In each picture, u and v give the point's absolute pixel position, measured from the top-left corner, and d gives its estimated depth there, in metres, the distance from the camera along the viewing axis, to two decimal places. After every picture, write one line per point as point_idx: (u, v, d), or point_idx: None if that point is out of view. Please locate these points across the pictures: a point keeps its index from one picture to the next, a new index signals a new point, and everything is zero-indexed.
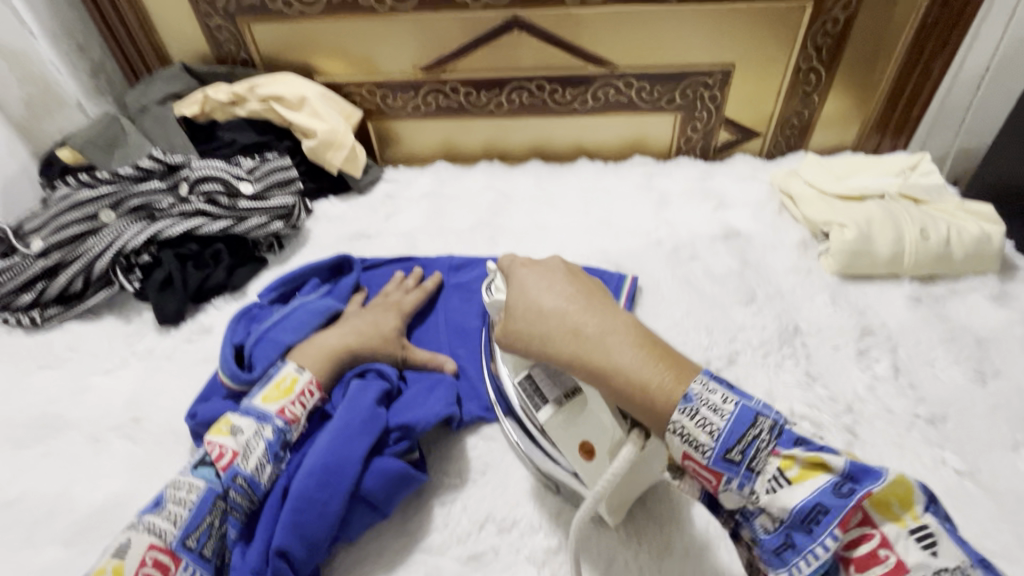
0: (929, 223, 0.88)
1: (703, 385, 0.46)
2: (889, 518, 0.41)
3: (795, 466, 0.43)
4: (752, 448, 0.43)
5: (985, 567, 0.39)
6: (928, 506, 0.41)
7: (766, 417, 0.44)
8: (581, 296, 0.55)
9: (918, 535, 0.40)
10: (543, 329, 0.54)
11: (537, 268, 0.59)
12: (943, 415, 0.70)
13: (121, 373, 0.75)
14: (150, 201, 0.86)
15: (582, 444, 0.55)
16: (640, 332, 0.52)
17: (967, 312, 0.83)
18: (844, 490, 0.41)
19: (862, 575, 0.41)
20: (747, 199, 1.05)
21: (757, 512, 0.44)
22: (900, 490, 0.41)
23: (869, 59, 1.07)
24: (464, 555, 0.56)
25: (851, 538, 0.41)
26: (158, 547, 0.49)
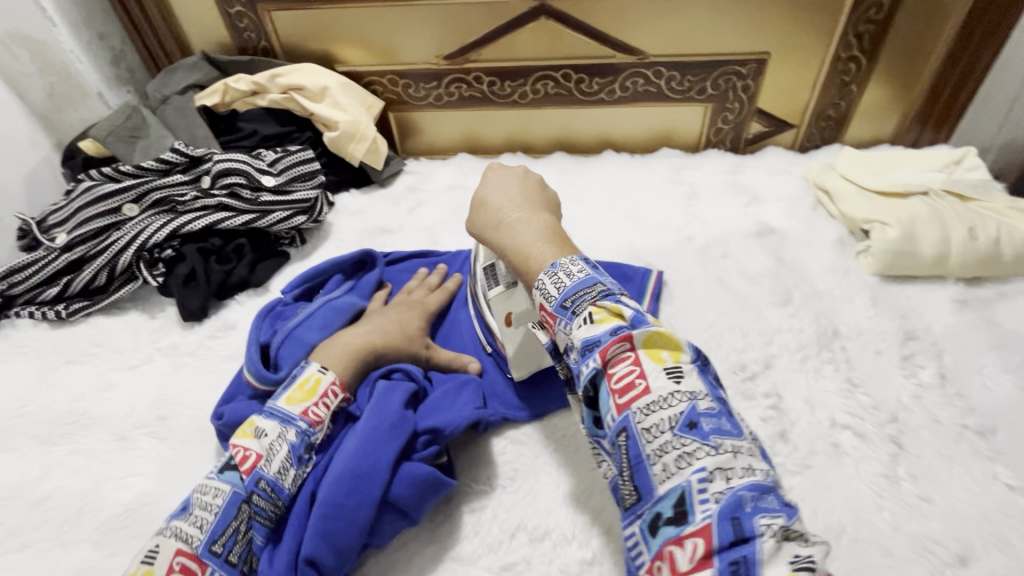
0: (977, 222, 0.84)
1: (569, 260, 0.51)
2: (654, 357, 0.42)
3: (604, 312, 0.45)
4: (579, 298, 0.47)
5: (720, 403, 0.42)
6: (694, 361, 0.43)
7: (604, 285, 0.48)
8: (520, 197, 0.63)
9: (670, 371, 0.42)
10: (478, 218, 0.63)
11: (499, 171, 0.67)
12: (993, 426, 0.66)
13: (147, 370, 0.75)
14: (173, 194, 0.85)
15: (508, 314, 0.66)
16: (550, 228, 0.58)
17: (1017, 316, 0.79)
18: (622, 331, 0.43)
19: (621, 400, 0.42)
20: (780, 194, 1.01)
21: (571, 347, 0.46)
22: (670, 342, 0.43)
23: (913, 47, 1.01)
24: (496, 565, 0.55)
25: (616, 364, 0.43)
26: (185, 552, 0.47)
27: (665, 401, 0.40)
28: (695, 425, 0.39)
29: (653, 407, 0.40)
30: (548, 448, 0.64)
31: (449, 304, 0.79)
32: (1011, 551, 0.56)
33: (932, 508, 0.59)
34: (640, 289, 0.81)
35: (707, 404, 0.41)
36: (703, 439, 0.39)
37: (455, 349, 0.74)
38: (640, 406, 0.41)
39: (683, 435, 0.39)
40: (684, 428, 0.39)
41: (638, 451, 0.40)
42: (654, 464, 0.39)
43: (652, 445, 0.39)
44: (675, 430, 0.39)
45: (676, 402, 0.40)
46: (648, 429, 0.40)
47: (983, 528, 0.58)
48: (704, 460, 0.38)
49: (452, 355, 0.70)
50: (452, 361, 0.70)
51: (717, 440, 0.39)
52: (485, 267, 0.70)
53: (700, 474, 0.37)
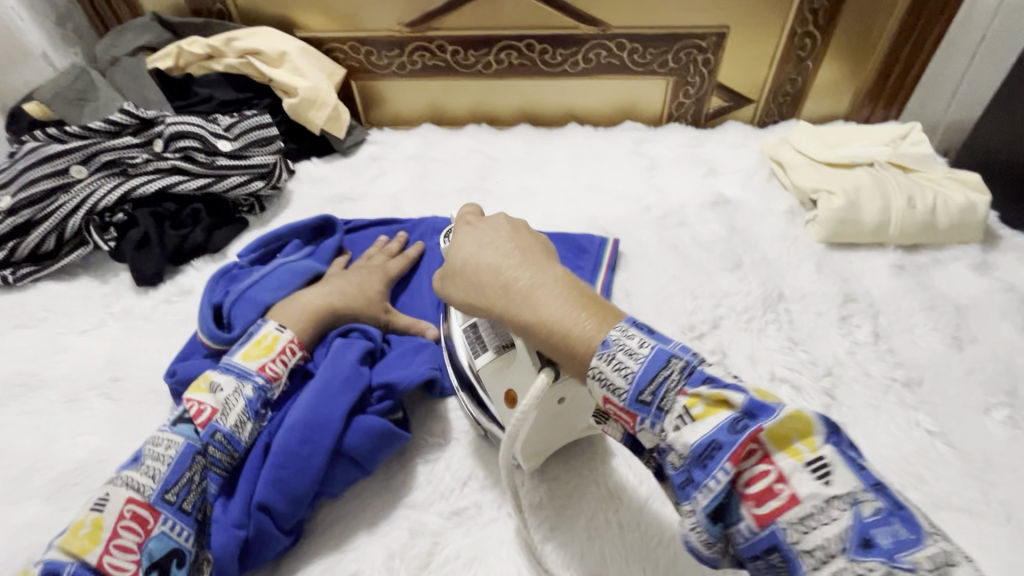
0: (916, 192, 0.88)
1: (621, 330, 0.42)
2: (790, 453, 0.36)
3: (702, 402, 0.38)
4: (661, 387, 0.40)
5: (883, 495, 0.34)
6: (829, 439, 0.36)
7: (680, 359, 0.40)
8: (517, 249, 0.51)
9: (813, 468, 0.35)
10: (478, 288, 0.51)
11: (478, 227, 0.56)
12: (919, 378, 0.71)
13: (99, 333, 0.74)
14: (123, 156, 0.83)
15: (507, 392, 0.55)
16: (572, 283, 0.47)
17: (948, 280, 0.84)
18: (744, 425, 0.36)
19: (760, 510, 0.35)
20: (737, 166, 1.04)
21: (668, 449, 0.39)
22: (799, 424, 0.36)
23: (865, 25, 1.05)
24: (447, 510, 0.57)
25: (747, 469, 0.36)
26: (136, 501, 0.48)
27: (824, 513, 0.33)
28: (872, 542, 0.32)
29: (809, 522, 0.34)
30: None
31: (408, 270, 0.79)
32: (926, 488, 0.60)
33: (858, 451, 0.63)
34: (596, 256, 0.83)
35: (872, 507, 0.33)
36: (892, 561, 0.31)
37: (415, 314, 0.75)
38: (792, 521, 0.34)
39: (862, 559, 0.32)
40: (860, 548, 0.32)
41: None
42: None
43: (822, 574, 0.33)
44: (848, 552, 0.32)
45: (839, 512, 0.33)
46: (810, 551, 0.33)
47: (902, 468, 0.62)
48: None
49: (409, 318, 0.71)
50: (409, 326, 0.70)
51: (911, 560, 0.31)
52: (467, 329, 0.61)
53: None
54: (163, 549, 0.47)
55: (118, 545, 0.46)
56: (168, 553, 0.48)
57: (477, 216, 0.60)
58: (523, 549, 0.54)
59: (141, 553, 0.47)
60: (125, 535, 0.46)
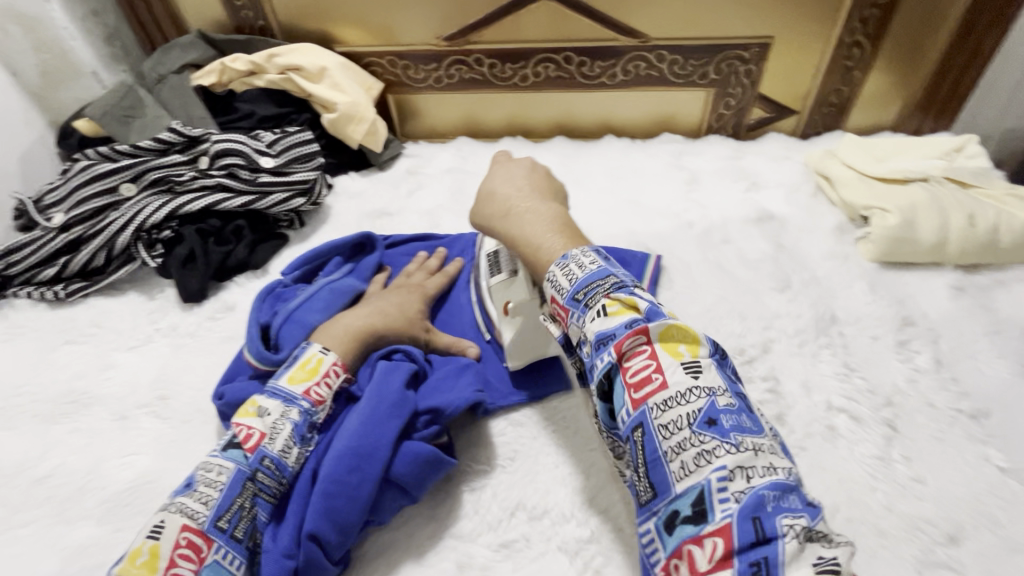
0: (977, 209, 0.84)
1: (581, 251, 0.54)
2: (671, 352, 0.45)
3: (617, 304, 0.48)
4: (592, 290, 0.49)
5: (739, 399, 0.44)
6: (711, 354, 0.46)
7: (616, 277, 0.50)
8: (528, 189, 0.64)
9: (687, 365, 0.44)
10: (486, 210, 0.64)
11: (507, 163, 0.68)
12: (987, 410, 0.67)
13: (146, 350, 0.75)
14: (171, 173, 0.84)
15: (506, 303, 0.66)
16: (560, 221, 0.60)
17: (1014, 303, 0.79)
18: (637, 323, 0.46)
19: (637, 395, 0.44)
20: (781, 180, 1.01)
21: (582, 340, 0.49)
22: (685, 334, 0.45)
23: (918, 33, 1.01)
24: (495, 542, 0.56)
25: (634, 362, 0.45)
26: (191, 528, 0.48)
27: (683, 397, 0.42)
28: (715, 422, 0.41)
29: (670, 403, 0.43)
30: (546, 428, 0.64)
31: (448, 288, 0.79)
32: (1001, 531, 0.57)
33: (925, 488, 0.60)
34: (638, 275, 0.81)
35: (725, 401, 0.43)
36: (722, 437, 0.41)
37: (455, 333, 0.73)
38: (657, 402, 0.43)
39: (703, 433, 0.41)
40: (702, 425, 0.41)
41: (653, 448, 0.42)
42: (672, 462, 0.41)
43: (669, 442, 0.42)
44: (693, 427, 0.41)
45: (696, 398, 0.42)
46: (665, 426, 0.42)
47: (973, 508, 0.59)
48: (725, 458, 0.40)
49: (451, 339, 0.70)
50: (451, 346, 0.70)
51: (737, 438, 0.41)
52: (489, 255, 0.71)
53: (721, 473, 0.39)
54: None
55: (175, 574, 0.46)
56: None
57: (508, 158, 0.70)
58: None
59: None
60: (181, 564, 0.46)
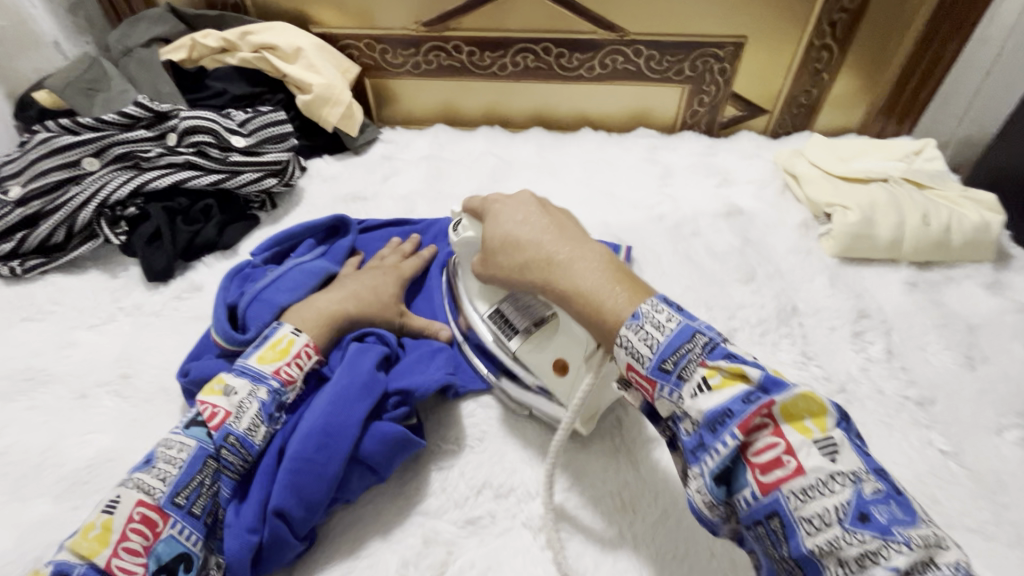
0: (931, 209, 0.88)
1: (651, 305, 0.46)
2: (800, 429, 0.40)
3: (719, 374, 0.42)
4: (683, 359, 0.44)
5: (882, 480, 0.39)
6: (839, 424, 0.41)
7: (704, 335, 0.44)
8: (554, 226, 0.56)
9: (821, 446, 0.40)
10: (517, 259, 0.56)
11: (507, 202, 0.60)
12: (932, 398, 0.71)
13: (109, 329, 0.73)
14: (137, 149, 0.82)
15: (557, 360, 0.59)
16: (608, 258, 0.52)
17: (961, 298, 0.84)
18: (757, 397, 0.41)
19: (765, 478, 0.40)
20: (750, 176, 1.04)
21: (683, 416, 0.43)
22: (812, 404, 0.41)
23: (882, 40, 1.05)
24: (461, 519, 0.56)
25: (757, 440, 0.41)
26: (146, 504, 0.48)
27: (826, 486, 0.38)
28: (868, 516, 0.37)
29: (811, 493, 0.38)
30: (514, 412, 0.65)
31: (421, 271, 0.79)
32: (940, 509, 0.60)
33: None
34: None
35: (873, 487, 0.38)
36: (883, 534, 0.36)
37: (428, 316, 0.74)
38: (794, 489, 0.39)
39: (857, 530, 0.37)
40: (855, 520, 0.37)
41: (800, 543, 0.38)
42: (827, 560, 0.37)
43: (818, 538, 0.37)
44: (844, 523, 0.37)
45: (840, 487, 0.38)
46: (809, 518, 0.38)
47: (916, 488, 0.62)
48: (893, 559, 0.35)
49: (426, 321, 0.70)
50: (425, 327, 0.69)
51: (902, 534, 0.36)
52: (491, 314, 0.65)
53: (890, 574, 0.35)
54: (171, 553, 0.47)
55: (126, 547, 0.46)
56: (176, 557, 0.48)
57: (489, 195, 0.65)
58: (539, 561, 0.54)
59: (148, 556, 0.47)
60: (133, 539, 0.46)
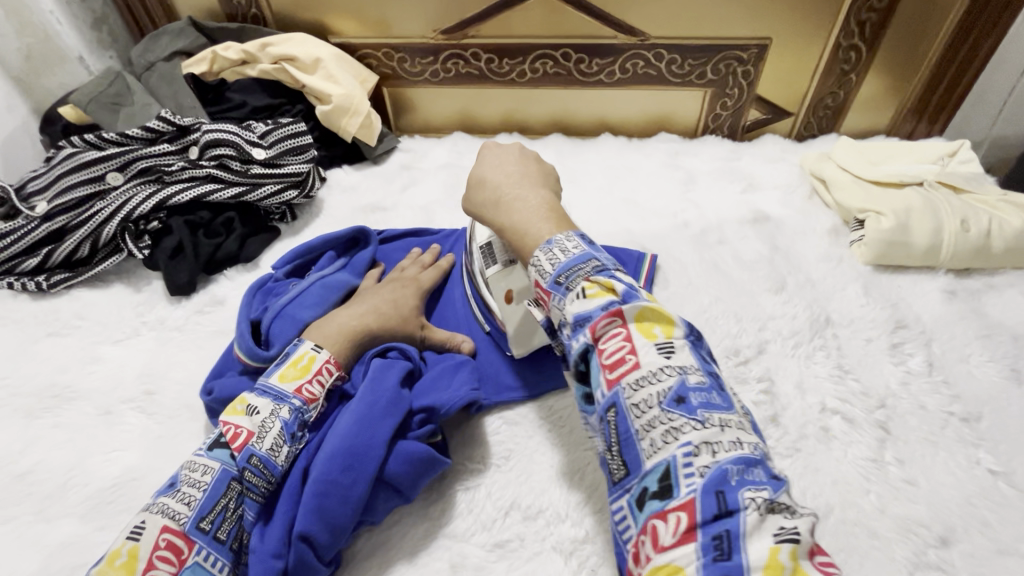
0: (970, 214, 0.85)
1: (564, 237, 0.52)
2: (645, 333, 0.44)
3: (596, 287, 0.46)
4: (573, 274, 0.48)
5: (710, 377, 0.43)
6: (686, 335, 0.45)
7: (599, 261, 0.49)
8: (518, 175, 0.62)
9: (661, 346, 0.43)
10: (478, 198, 0.62)
11: (497, 149, 0.66)
12: (978, 413, 0.68)
13: (133, 344, 0.73)
14: (160, 163, 0.83)
15: (506, 292, 0.65)
16: (548, 205, 0.58)
17: (1005, 307, 0.80)
18: (613, 305, 0.45)
19: (612, 375, 0.43)
20: (777, 181, 1.01)
21: (563, 324, 0.47)
22: (661, 317, 0.44)
23: (914, 38, 1.01)
24: (489, 542, 0.55)
25: (607, 341, 0.44)
26: (171, 530, 0.47)
27: (655, 376, 0.42)
28: (683, 400, 0.40)
29: (643, 382, 0.42)
30: (541, 428, 0.64)
31: (442, 282, 0.77)
32: (992, 534, 0.57)
33: (918, 491, 0.60)
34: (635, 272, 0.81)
35: (696, 380, 0.42)
36: (689, 414, 0.40)
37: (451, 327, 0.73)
38: (630, 381, 0.42)
39: (670, 411, 0.40)
40: (672, 404, 0.40)
41: (627, 427, 0.42)
42: (643, 440, 0.41)
43: (640, 420, 0.41)
44: (663, 405, 0.40)
45: (666, 377, 0.41)
46: (637, 405, 0.41)
47: (965, 510, 0.59)
48: (689, 434, 0.39)
49: (447, 334, 0.69)
50: (446, 341, 0.68)
51: (704, 415, 0.40)
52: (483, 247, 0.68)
53: (686, 448, 0.39)
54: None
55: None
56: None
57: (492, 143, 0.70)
58: None
59: None
60: (160, 567, 0.45)
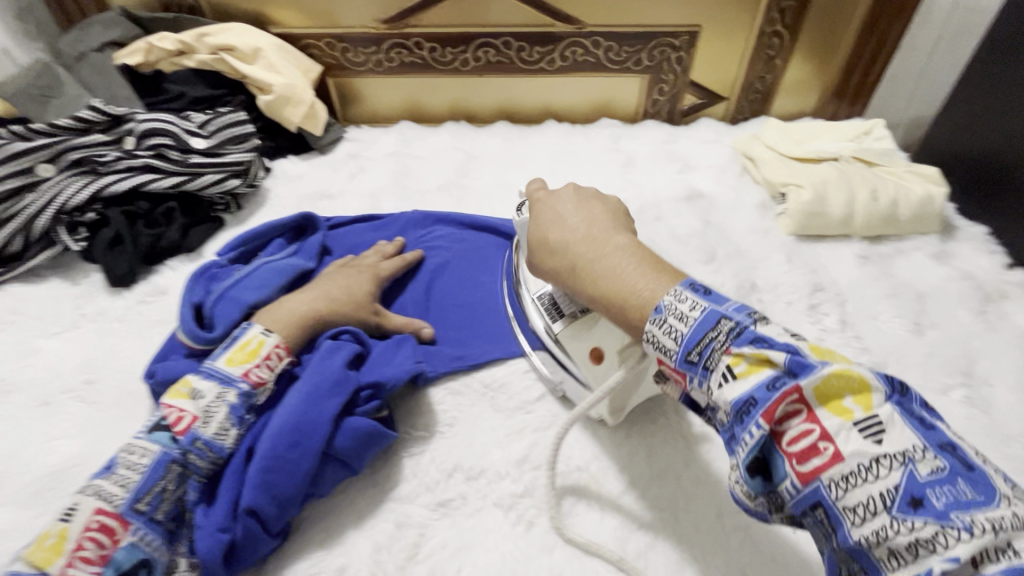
0: (879, 185, 0.92)
1: (674, 296, 0.46)
2: (837, 412, 0.37)
3: (745, 361, 0.40)
4: (707, 348, 0.42)
5: (947, 456, 0.35)
6: (888, 399, 0.38)
7: (730, 319, 0.42)
8: (586, 225, 0.57)
9: (863, 428, 0.36)
10: (552, 263, 0.58)
11: (550, 199, 0.62)
12: (883, 363, 0.74)
13: (71, 336, 0.72)
14: (92, 153, 0.81)
15: (594, 349, 0.60)
16: (636, 254, 0.52)
17: (910, 269, 0.87)
18: (783, 383, 0.38)
19: (802, 468, 0.37)
20: (710, 161, 1.07)
21: (716, 407, 0.42)
22: (848, 383, 0.38)
23: (830, 24, 1.08)
24: (433, 501, 0.58)
25: (789, 429, 0.38)
26: (105, 511, 0.48)
27: (871, 470, 0.35)
28: (921, 501, 0.34)
29: (855, 480, 0.35)
30: (484, 397, 0.66)
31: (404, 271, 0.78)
32: None
33: None
34: None
35: (928, 468, 0.34)
36: (938, 519, 0.33)
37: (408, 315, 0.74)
38: (835, 478, 0.36)
39: (907, 515, 0.34)
40: (906, 506, 0.34)
41: (844, 532, 0.36)
42: (877, 549, 0.34)
43: (867, 529, 0.35)
44: (892, 509, 0.34)
45: (887, 471, 0.35)
46: (853, 508, 0.35)
47: None
48: (950, 546, 0.32)
49: (401, 321, 0.70)
50: (403, 326, 0.70)
51: (961, 518, 0.32)
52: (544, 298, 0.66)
53: (949, 562, 0.31)
54: (130, 560, 0.48)
55: (81, 556, 0.46)
56: (136, 564, 0.48)
57: (544, 189, 0.65)
58: (509, 538, 0.55)
59: (105, 565, 0.47)
60: (89, 547, 0.47)
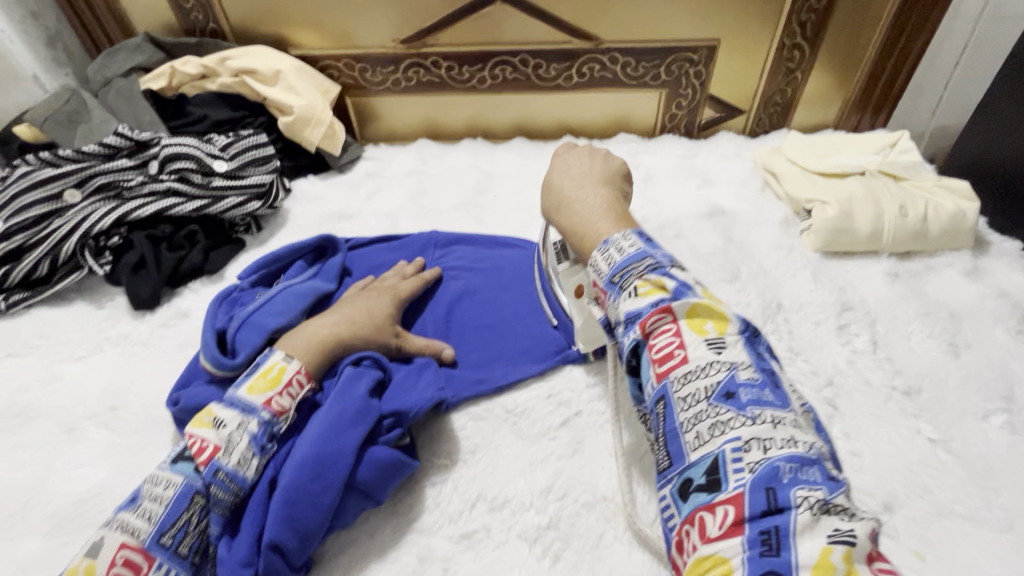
0: (908, 200, 0.89)
1: (621, 236, 0.54)
2: (695, 328, 0.46)
3: (648, 285, 0.48)
4: (627, 273, 0.50)
5: (764, 374, 0.45)
6: (739, 331, 0.47)
7: (654, 259, 0.51)
8: (581, 176, 0.65)
9: (711, 342, 0.45)
10: (543, 201, 0.67)
11: (566, 151, 0.70)
12: (919, 386, 0.72)
13: (95, 361, 0.73)
14: (119, 178, 0.82)
15: (578, 287, 0.66)
16: (608, 205, 0.61)
17: (943, 287, 0.85)
18: (663, 303, 0.47)
19: (661, 368, 0.46)
20: (731, 176, 1.05)
21: (614, 320, 0.51)
22: (713, 313, 0.46)
23: (852, 36, 1.06)
24: (457, 533, 0.56)
25: (659, 337, 0.46)
26: (130, 546, 0.48)
27: (704, 371, 0.44)
28: (733, 395, 0.42)
29: (691, 377, 0.44)
30: (506, 422, 0.65)
31: (422, 291, 0.78)
32: (931, 498, 0.61)
33: (863, 461, 0.64)
34: None
35: (747, 376, 0.43)
36: (740, 410, 0.42)
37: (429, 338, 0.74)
38: (678, 375, 0.44)
39: (719, 405, 0.42)
40: (720, 398, 0.42)
41: (673, 419, 0.44)
42: (688, 432, 0.43)
43: (687, 412, 0.43)
44: (710, 399, 0.43)
45: (716, 372, 0.43)
46: (684, 398, 0.44)
47: (907, 477, 0.63)
48: (739, 429, 0.41)
49: (423, 343, 0.69)
50: (423, 348, 0.69)
51: (755, 412, 0.41)
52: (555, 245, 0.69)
53: (734, 442, 0.40)
54: None
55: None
56: None
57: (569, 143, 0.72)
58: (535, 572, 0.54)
59: None
60: None
